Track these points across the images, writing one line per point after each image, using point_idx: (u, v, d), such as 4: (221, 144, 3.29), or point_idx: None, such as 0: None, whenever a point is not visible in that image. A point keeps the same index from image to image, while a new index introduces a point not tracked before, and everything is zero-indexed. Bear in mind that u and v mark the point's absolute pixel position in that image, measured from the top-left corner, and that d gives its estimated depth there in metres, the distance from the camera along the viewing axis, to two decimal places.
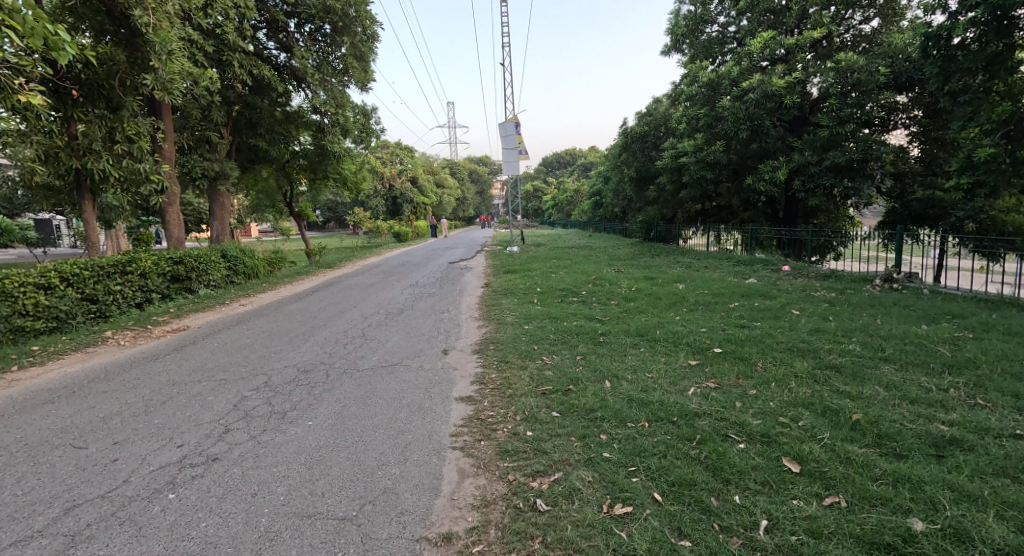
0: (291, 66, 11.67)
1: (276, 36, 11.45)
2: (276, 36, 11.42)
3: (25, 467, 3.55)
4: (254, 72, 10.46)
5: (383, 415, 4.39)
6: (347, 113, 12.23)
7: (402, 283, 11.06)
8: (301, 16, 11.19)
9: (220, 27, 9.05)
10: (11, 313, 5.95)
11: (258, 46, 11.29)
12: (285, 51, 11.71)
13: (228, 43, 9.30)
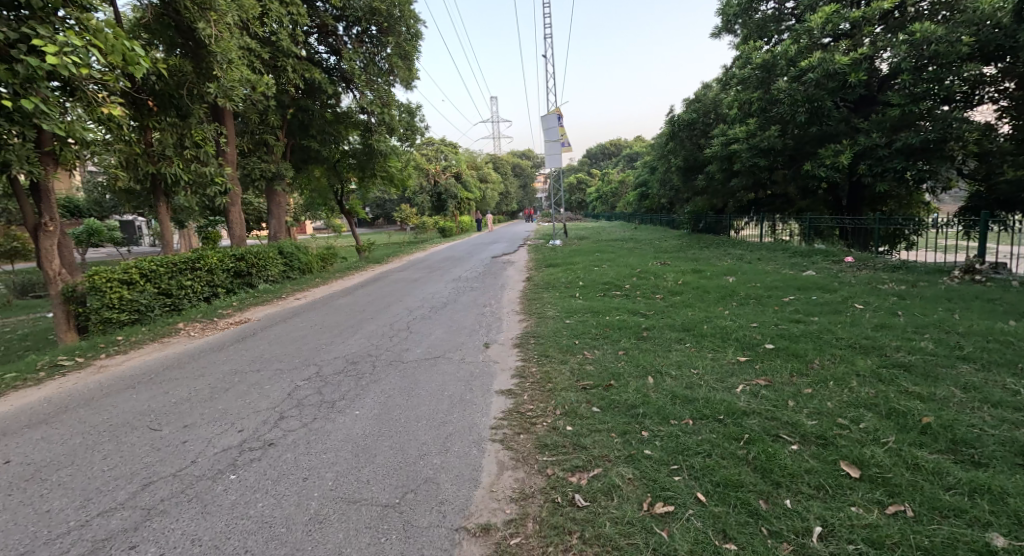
0: (341, 68, 12.15)
1: (326, 40, 11.90)
2: (325, 40, 11.86)
3: (110, 446, 3.96)
4: (305, 76, 10.96)
5: (426, 406, 4.55)
6: (392, 111, 12.61)
7: (447, 277, 11.29)
8: (348, 19, 11.62)
9: (276, 35, 9.58)
10: (100, 306, 6.66)
11: (310, 50, 11.81)
12: (334, 54, 12.16)
13: (282, 48, 9.84)
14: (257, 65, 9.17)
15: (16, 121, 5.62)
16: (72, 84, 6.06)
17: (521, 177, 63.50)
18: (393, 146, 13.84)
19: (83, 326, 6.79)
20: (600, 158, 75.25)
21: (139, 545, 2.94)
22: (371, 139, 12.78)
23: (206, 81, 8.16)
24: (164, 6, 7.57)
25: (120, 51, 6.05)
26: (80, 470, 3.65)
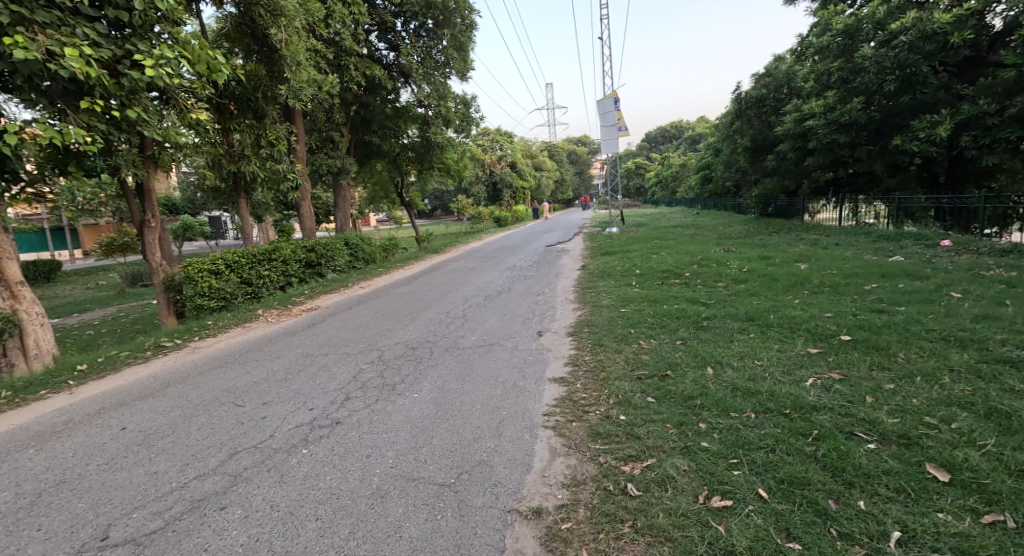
0: (399, 63, 12.53)
1: (385, 36, 12.29)
2: (385, 36, 12.26)
3: (202, 419, 4.39)
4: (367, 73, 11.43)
5: (480, 391, 4.66)
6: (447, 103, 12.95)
7: (502, 266, 11.44)
8: (405, 14, 11.94)
9: (339, 35, 10.07)
10: (194, 294, 7.40)
11: (371, 48, 12.27)
12: (393, 50, 12.54)
13: (345, 48, 10.31)
14: (323, 66, 9.67)
15: (122, 130, 6.29)
16: (167, 94, 6.69)
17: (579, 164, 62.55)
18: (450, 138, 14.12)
19: (180, 311, 7.57)
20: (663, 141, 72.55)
21: (228, 507, 3.19)
22: (429, 132, 13.20)
23: (278, 83, 8.73)
24: (242, 16, 8.21)
25: (205, 60, 6.59)
26: (179, 438, 4.06)
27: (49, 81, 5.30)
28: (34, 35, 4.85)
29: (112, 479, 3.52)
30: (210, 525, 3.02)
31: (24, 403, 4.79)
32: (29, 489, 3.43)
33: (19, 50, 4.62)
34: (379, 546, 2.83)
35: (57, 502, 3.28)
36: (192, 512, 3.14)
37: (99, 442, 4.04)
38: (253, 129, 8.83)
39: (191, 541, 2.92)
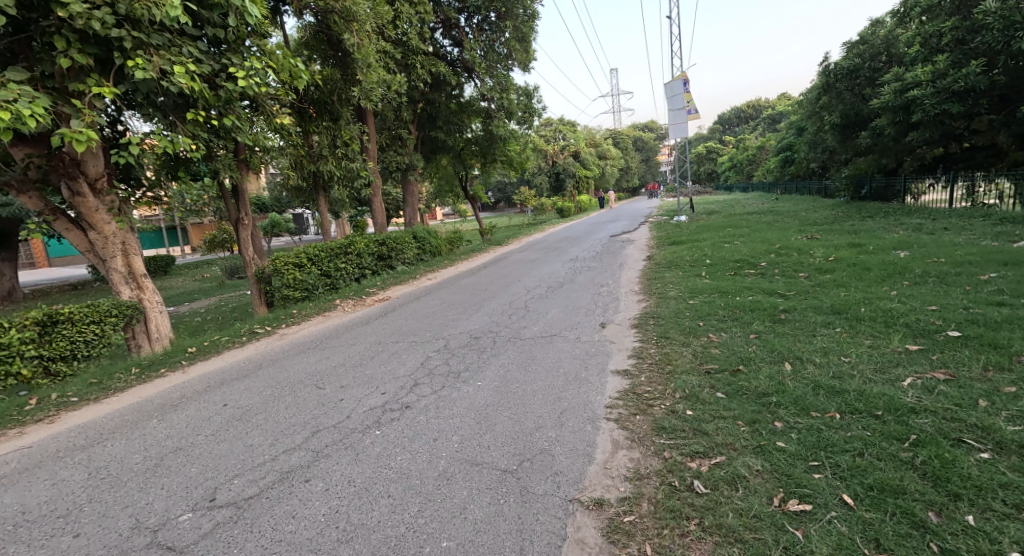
0: (462, 58, 12.75)
1: (449, 33, 12.55)
2: (449, 33, 12.48)
3: (288, 400, 4.36)
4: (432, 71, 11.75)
5: (542, 381, 4.22)
6: (510, 95, 12.94)
7: (565, 257, 11.37)
8: (469, 10, 12.13)
9: (406, 35, 10.46)
10: (282, 285, 8.00)
11: (435, 45, 12.59)
12: (457, 46, 12.79)
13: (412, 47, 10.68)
14: (393, 66, 10.15)
15: (218, 136, 6.84)
16: (256, 101, 7.18)
17: (646, 152, 60.60)
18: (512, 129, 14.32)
19: (272, 301, 8.19)
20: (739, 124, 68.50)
21: (313, 479, 2.97)
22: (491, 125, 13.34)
23: (351, 85, 9.24)
24: (320, 24, 8.73)
25: (287, 67, 7.01)
26: (270, 416, 4.01)
27: (160, 96, 5.81)
28: (150, 58, 5.29)
29: (216, 449, 3.46)
30: (297, 496, 2.80)
31: (148, 379, 5.27)
32: (148, 455, 3.46)
33: (140, 71, 5.09)
34: (445, 527, 2.48)
35: (176, 465, 3.26)
36: (281, 482, 2.95)
37: (207, 416, 4.13)
38: (330, 130, 9.33)
39: (281, 508, 2.71)
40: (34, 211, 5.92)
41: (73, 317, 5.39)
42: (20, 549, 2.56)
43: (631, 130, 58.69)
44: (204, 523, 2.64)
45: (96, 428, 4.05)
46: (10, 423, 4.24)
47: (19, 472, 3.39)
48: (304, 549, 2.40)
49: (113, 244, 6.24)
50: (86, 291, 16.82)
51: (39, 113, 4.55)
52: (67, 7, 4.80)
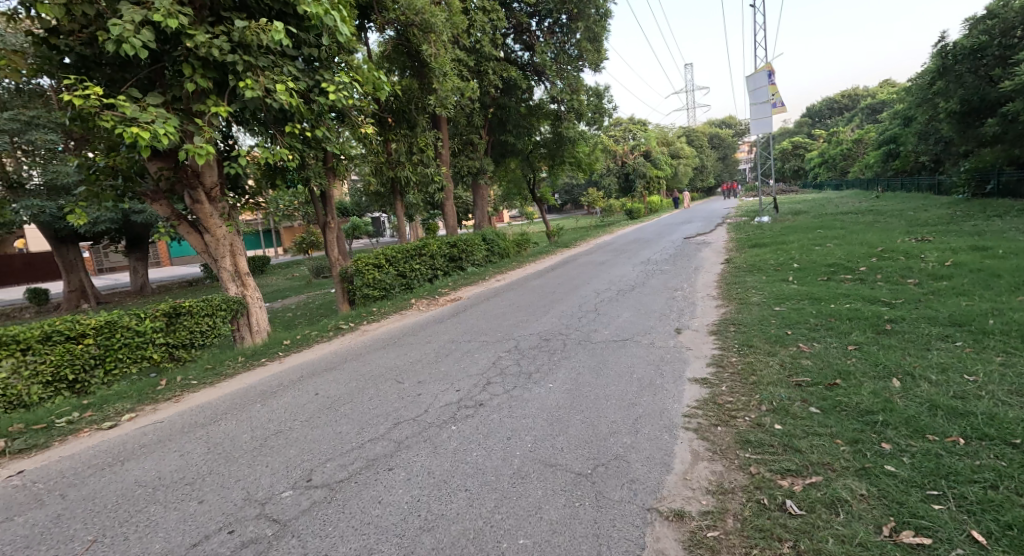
0: (533, 62, 12.87)
1: (521, 38, 12.71)
2: (520, 37, 12.65)
3: (371, 392, 4.59)
4: (502, 76, 11.97)
5: (615, 386, 4.13)
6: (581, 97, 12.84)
7: (636, 259, 11.09)
8: (541, 13, 12.26)
9: (479, 42, 10.68)
10: (363, 284, 8.43)
11: (507, 51, 12.78)
12: (528, 50, 12.94)
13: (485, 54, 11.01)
14: (466, 74, 10.47)
15: (309, 146, 7.32)
16: (343, 113, 7.65)
17: (721, 149, 57.73)
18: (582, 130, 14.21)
19: (352, 299, 8.65)
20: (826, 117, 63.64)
21: (396, 468, 3.09)
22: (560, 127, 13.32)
23: (427, 94, 9.61)
24: (400, 38, 9.20)
25: (371, 80, 7.39)
26: (357, 406, 4.26)
27: (263, 113, 6.31)
28: (256, 78, 5.74)
29: (311, 433, 3.71)
30: (382, 482, 2.92)
31: (250, 366, 5.75)
32: (254, 436, 3.76)
33: (249, 91, 5.55)
34: (520, 525, 2.46)
35: (278, 446, 3.53)
36: (368, 469, 3.09)
37: (301, 403, 4.44)
38: (408, 138, 9.78)
39: (368, 493, 2.82)
40: (161, 217, 6.65)
41: (192, 311, 6.01)
42: (157, 509, 2.84)
43: (705, 126, 56.18)
44: (303, 500, 2.79)
45: (210, 409, 4.46)
46: (146, 401, 4.76)
47: (153, 442, 3.82)
48: (389, 534, 2.46)
49: (223, 246, 6.88)
50: (196, 288, 18.62)
51: (169, 133, 5.13)
52: (193, 37, 5.41)
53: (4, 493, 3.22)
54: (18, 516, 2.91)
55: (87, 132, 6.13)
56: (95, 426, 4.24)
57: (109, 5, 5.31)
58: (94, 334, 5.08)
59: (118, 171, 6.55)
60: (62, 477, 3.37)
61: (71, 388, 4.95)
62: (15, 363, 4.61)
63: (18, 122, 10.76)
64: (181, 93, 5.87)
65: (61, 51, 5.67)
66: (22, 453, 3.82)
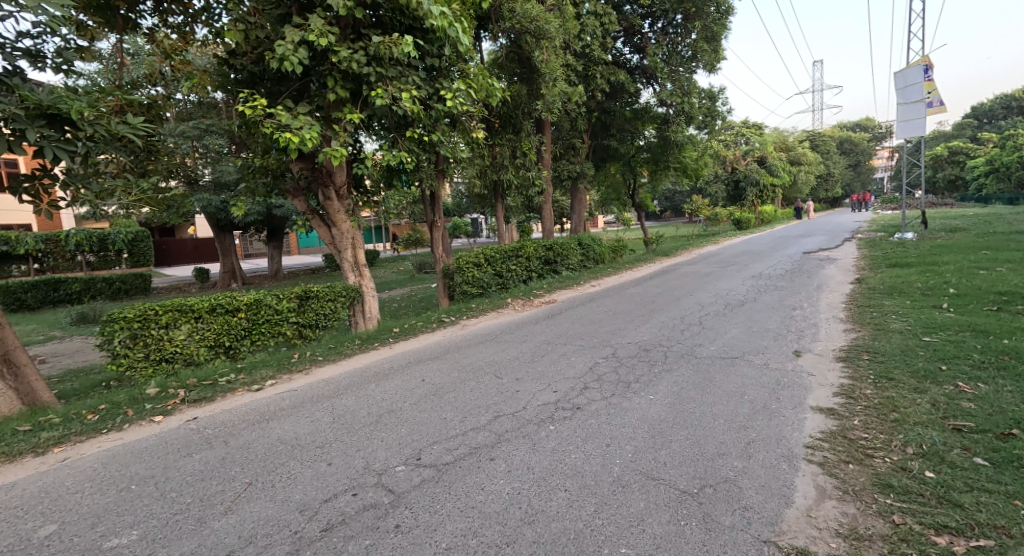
0: (643, 65, 12.61)
1: (632, 40, 12.52)
2: (631, 40, 12.48)
3: (471, 384, 4.76)
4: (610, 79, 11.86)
5: (723, 405, 3.90)
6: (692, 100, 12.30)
7: (745, 273, 10.39)
8: (654, 14, 12.01)
9: (589, 46, 10.70)
10: (463, 281, 8.79)
11: (616, 54, 12.65)
12: (638, 53, 12.70)
13: (593, 58, 11.05)
14: (573, 78, 10.54)
15: (424, 149, 7.75)
16: (456, 118, 8.01)
17: (851, 154, 52.02)
18: (690, 134, 13.59)
19: (453, 295, 9.04)
20: (991, 119, 54.77)
21: (498, 458, 3.18)
22: (667, 130, 12.83)
23: (534, 99, 9.83)
24: (512, 45, 9.52)
25: (485, 87, 7.65)
26: (460, 395, 4.44)
27: (388, 119, 6.82)
28: (385, 87, 6.21)
29: (420, 415, 3.94)
30: (485, 470, 3.01)
31: (365, 349, 6.23)
32: (371, 412, 4.08)
33: (379, 99, 6.02)
34: (622, 534, 2.40)
35: (392, 423, 3.80)
36: (472, 456, 3.21)
37: (409, 387, 4.73)
38: (512, 142, 10.09)
39: (472, 479, 2.93)
40: (299, 211, 7.42)
41: (319, 295, 6.66)
42: (295, 465, 3.16)
43: (833, 129, 50.94)
44: (414, 476, 2.97)
45: (332, 384, 4.91)
46: (284, 370, 5.36)
47: (289, 406, 4.29)
48: (493, 520, 2.51)
49: (346, 238, 7.52)
50: (317, 276, 20.57)
51: (313, 137, 5.72)
52: (337, 53, 6.00)
53: (185, 433, 3.79)
54: (193, 453, 3.40)
55: (249, 136, 7.07)
56: (247, 387, 4.85)
57: (276, 29, 6.27)
58: (245, 309, 5.86)
59: (267, 169, 7.43)
60: (225, 426, 3.90)
61: (227, 353, 5.75)
62: (189, 328, 5.45)
63: (197, 129, 12.74)
64: (323, 102, 6.52)
65: (237, 69, 6.69)
66: (195, 403, 4.46)
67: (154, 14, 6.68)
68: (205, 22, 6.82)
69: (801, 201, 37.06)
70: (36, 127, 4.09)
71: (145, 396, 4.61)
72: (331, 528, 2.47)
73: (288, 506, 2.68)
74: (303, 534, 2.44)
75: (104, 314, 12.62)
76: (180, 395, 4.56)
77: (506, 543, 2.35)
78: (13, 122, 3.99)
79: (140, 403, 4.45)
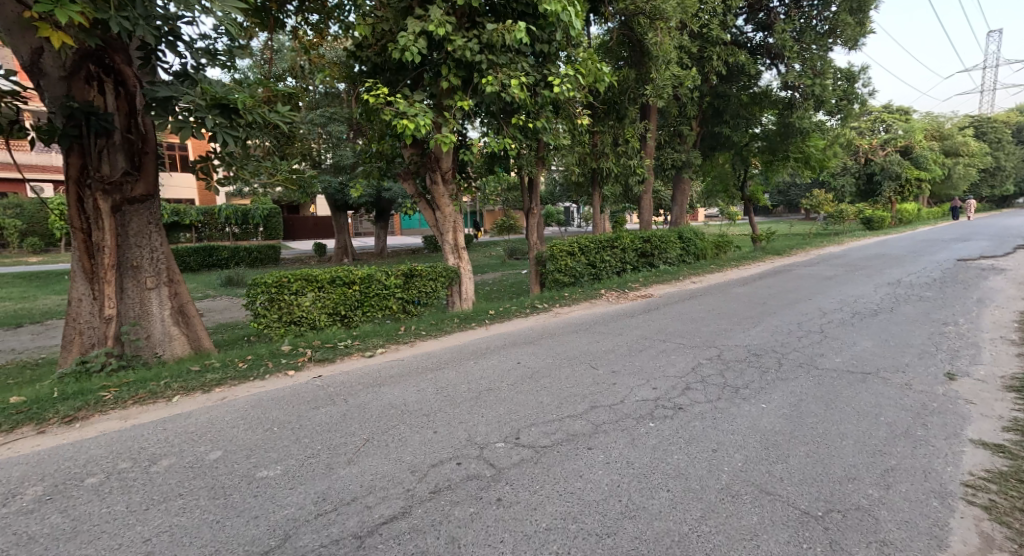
0: (767, 44, 11.72)
1: (755, 17, 11.77)
2: (755, 17, 11.74)
3: (567, 371, 4.76)
4: (729, 61, 11.08)
5: (852, 425, 3.52)
6: (826, 81, 10.99)
7: (877, 279, 9.24)
8: None
9: (707, 26, 10.22)
10: (556, 268, 8.79)
11: (737, 32, 11.89)
12: (762, 30, 11.93)
13: (711, 38, 10.43)
14: (687, 60, 10.03)
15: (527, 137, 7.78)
16: (563, 105, 7.92)
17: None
18: (819, 120, 12.27)
19: (545, 283, 9.07)
20: None
21: (596, 448, 3.16)
22: (792, 116, 11.66)
23: (641, 83, 9.70)
24: (624, 27, 9.32)
25: (593, 72, 7.43)
26: (556, 381, 4.47)
27: (496, 106, 6.93)
28: (495, 74, 6.29)
29: (517, 397, 4.02)
30: (583, 459, 3.00)
31: (463, 328, 6.45)
32: (471, 388, 4.24)
33: (489, 87, 6.12)
34: (733, 546, 2.26)
35: (490, 401, 3.92)
36: (570, 443, 3.22)
37: (506, 368, 4.85)
38: (614, 129, 9.85)
39: (570, 465, 2.94)
40: (408, 194, 7.85)
41: (422, 274, 7.00)
42: (405, 429, 3.39)
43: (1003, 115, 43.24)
44: (514, 454, 3.05)
45: (433, 357, 5.18)
46: (392, 340, 5.74)
47: (397, 374, 4.61)
48: (593, 509, 2.50)
49: (448, 222, 7.81)
50: (419, 255, 21.72)
51: (426, 124, 5.99)
52: (452, 42, 6.17)
53: (313, 388, 4.22)
54: (320, 407, 3.77)
55: (369, 123, 7.57)
56: (360, 353, 5.27)
57: (398, 21, 6.60)
58: (358, 283, 6.34)
59: (383, 153, 7.93)
60: (343, 386, 4.28)
61: (343, 321, 6.27)
62: (314, 295, 6.02)
63: (323, 117, 13.90)
64: (437, 90, 6.80)
65: (363, 60, 7.18)
66: (320, 362, 4.95)
67: (297, 13, 7.35)
68: (337, 18, 7.39)
69: (954, 199, 32.00)
70: (212, 115, 4.66)
71: (281, 352, 5.20)
72: (439, 492, 2.62)
73: (400, 465, 2.88)
74: (414, 493, 2.60)
75: (245, 279, 14.37)
76: (307, 354, 5.07)
77: (607, 534, 2.32)
78: (196, 111, 4.59)
79: (277, 357, 5.02)
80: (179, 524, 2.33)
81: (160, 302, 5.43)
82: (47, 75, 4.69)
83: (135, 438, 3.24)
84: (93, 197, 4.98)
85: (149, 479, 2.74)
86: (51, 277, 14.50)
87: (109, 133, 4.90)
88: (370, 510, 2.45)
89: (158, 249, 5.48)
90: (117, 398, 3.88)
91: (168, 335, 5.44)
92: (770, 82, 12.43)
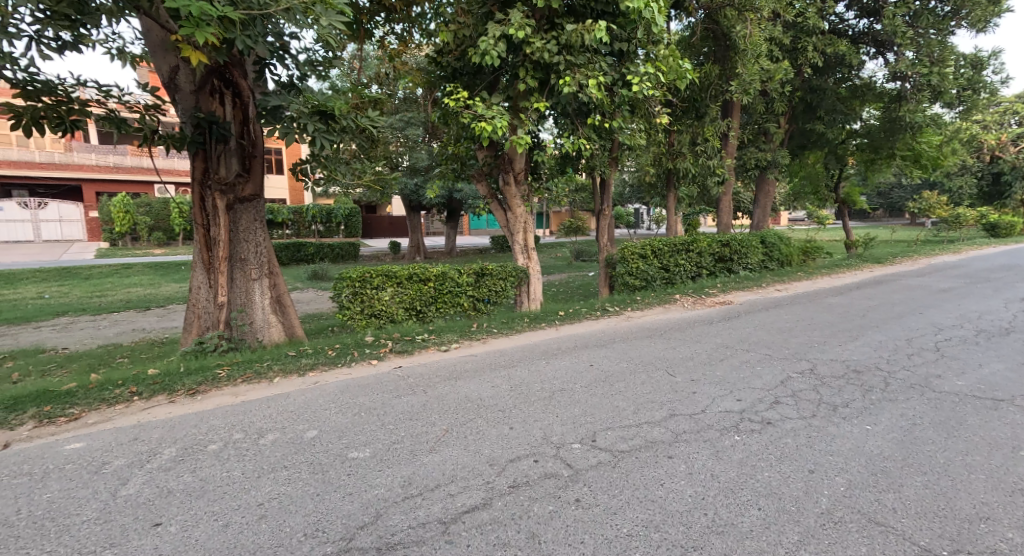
0: (872, 31, 10.78)
1: (858, 3, 10.89)
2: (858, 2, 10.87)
3: (643, 376, 4.65)
4: (826, 52, 10.31)
5: (976, 457, 3.16)
6: (945, 70, 9.86)
7: (1005, 294, 8.18)
8: None
9: (803, 15, 9.60)
10: (627, 271, 8.62)
11: (838, 20, 11.04)
12: (866, 16, 11.01)
13: (807, 28, 9.80)
14: (778, 52, 9.46)
15: (602, 136, 7.66)
16: (641, 103, 7.67)
17: None
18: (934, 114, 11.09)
19: (615, 286, 8.91)
20: None
21: (675, 457, 3.07)
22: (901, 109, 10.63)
23: (727, 81, 9.27)
24: (707, 22, 8.98)
25: (675, 69, 7.12)
26: (631, 385, 4.38)
27: (572, 107, 6.90)
28: (573, 75, 6.26)
29: (591, 399, 3.99)
30: (664, 467, 2.93)
31: (533, 328, 6.48)
32: (545, 387, 4.27)
33: (566, 88, 6.11)
34: None
35: (564, 401, 3.91)
36: (647, 449, 3.15)
37: (578, 369, 4.83)
38: (693, 128, 9.47)
39: (649, 472, 2.88)
40: (481, 195, 8.01)
41: (493, 273, 7.11)
42: (482, 422, 3.48)
43: None
44: (591, 457, 3.03)
45: (504, 354, 5.27)
46: (466, 336, 5.90)
47: (471, 369, 4.73)
48: (676, 519, 2.43)
49: (519, 222, 7.88)
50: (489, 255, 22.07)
51: (503, 126, 6.07)
52: (531, 45, 6.21)
53: (394, 377, 4.43)
54: (402, 396, 3.96)
55: (447, 126, 7.82)
56: (437, 347, 5.45)
57: (479, 26, 6.75)
58: (433, 280, 6.58)
59: (458, 155, 8.13)
60: (419, 377, 4.46)
61: (418, 316, 6.52)
62: (392, 290, 6.33)
63: (402, 121, 14.50)
64: (513, 93, 6.89)
65: (444, 65, 7.42)
66: (400, 353, 5.18)
67: (383, 24, 7.73)
68: (421, 26, 7.70)
69: None
70: (312, 121, 5.02)
71: (365, 342, 5.50)
72: (518, 487, 2.66)
73: (479, 457, 2.96)
74: (494, 486, 2.66)
75: (330, 273, 15.30)
76: (388, 346, 5.32)
77: (694, 547, 2.25)
78: (299, 118, 4.99)
79: (362, 347, 5.32)
80: (286, 493, 2.55)
81: (261, 292, 5.92)
82: (180, 89, 5.31)
83: (245, 413, 3.58)
84: (211, 196, 5.56)
85: (258, 450, 3.01)
86: (170, 266, 16.24)
87: (225, 138, 5.43)
88: (453, 498, 2.54)
89: (261, 243, 5.98)
90: (229, 376, 4.30)
91: (266, 322, 5.91)
92: (874, 74, 11.44)
